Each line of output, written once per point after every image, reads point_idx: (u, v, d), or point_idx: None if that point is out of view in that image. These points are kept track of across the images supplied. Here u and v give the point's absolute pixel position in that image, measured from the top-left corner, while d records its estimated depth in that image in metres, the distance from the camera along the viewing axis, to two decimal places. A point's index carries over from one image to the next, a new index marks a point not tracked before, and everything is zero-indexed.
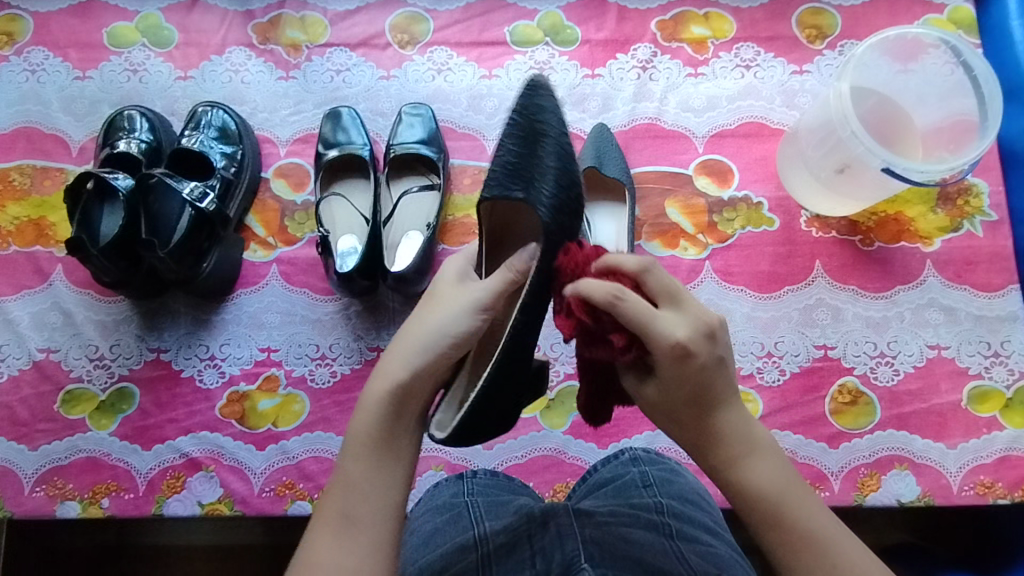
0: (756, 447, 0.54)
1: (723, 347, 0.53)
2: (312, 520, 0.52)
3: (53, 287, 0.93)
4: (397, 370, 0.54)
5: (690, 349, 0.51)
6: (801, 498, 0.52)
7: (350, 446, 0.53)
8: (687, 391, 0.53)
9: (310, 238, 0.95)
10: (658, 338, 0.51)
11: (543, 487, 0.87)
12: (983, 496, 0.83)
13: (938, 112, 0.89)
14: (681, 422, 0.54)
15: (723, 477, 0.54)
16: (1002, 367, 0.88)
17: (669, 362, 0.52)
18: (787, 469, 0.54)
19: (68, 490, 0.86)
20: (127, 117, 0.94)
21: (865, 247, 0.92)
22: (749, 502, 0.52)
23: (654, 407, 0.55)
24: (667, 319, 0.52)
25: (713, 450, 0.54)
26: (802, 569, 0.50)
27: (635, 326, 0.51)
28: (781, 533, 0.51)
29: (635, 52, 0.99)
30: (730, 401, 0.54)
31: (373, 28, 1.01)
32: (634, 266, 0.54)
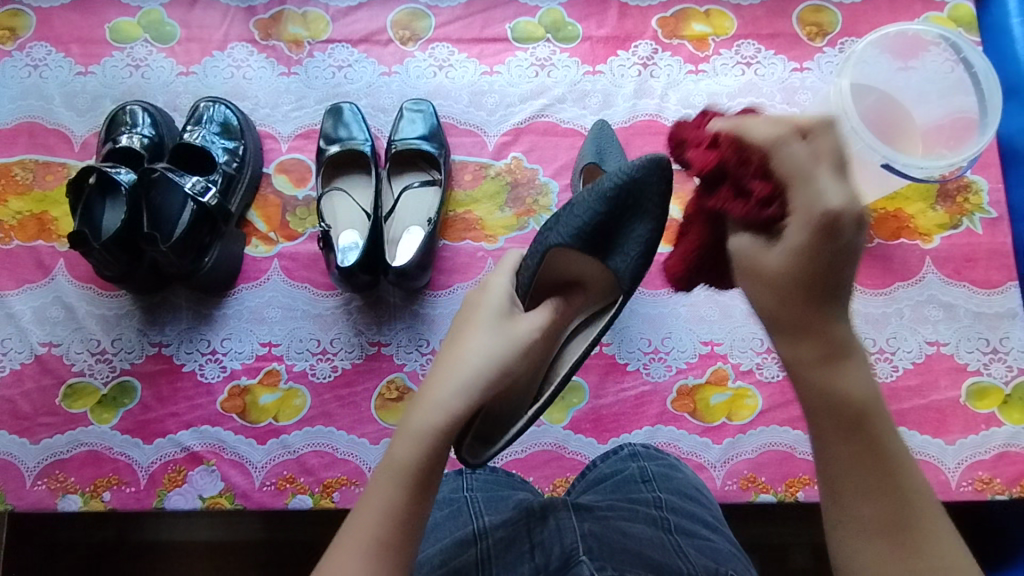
0: (851, 355, 0.53)
1: (862, 234, 0.50)
2: (341, 536, 0.50)
3: (55, 281, 0.93)
4: (441, 407, 0.55)
5: (839, 224, 0.49)
6: (883, 416, 0.52)
7: (387, 471, 0.52)
8: (815, 265, 0.51)
9: (311, 233, 0.95)
10: (809, 195, 0.50)
11: (543, 481, 0.87)
12: (981, 492, 0.83)
13: (938, 110, 0.89)
14: (791, 296, 0.53)
15: (813, 367, 0.53)
16: (1001, 363, 0.88)
17: (810, 228, 0.50)
18: (873, 382, 0.53)
19: (69, 483, 0.86)
20: (129, 112, 0.94)
21: (864, 244, 0.92)
22: (836, 400, 0.52)
23: (770, 275, 0.53)
24: (829, 183, 0.49)
25: (809, 338, 0.53)
26: (866, 477, 0.50)
27: (791, 175, 0.50)
28: (855, 437, 0.51)
29: (636, 49, 1.00)
30: (841, 299, 0.53)
31: (374, 24, 1.01)
32: (815, 118, 0.51)
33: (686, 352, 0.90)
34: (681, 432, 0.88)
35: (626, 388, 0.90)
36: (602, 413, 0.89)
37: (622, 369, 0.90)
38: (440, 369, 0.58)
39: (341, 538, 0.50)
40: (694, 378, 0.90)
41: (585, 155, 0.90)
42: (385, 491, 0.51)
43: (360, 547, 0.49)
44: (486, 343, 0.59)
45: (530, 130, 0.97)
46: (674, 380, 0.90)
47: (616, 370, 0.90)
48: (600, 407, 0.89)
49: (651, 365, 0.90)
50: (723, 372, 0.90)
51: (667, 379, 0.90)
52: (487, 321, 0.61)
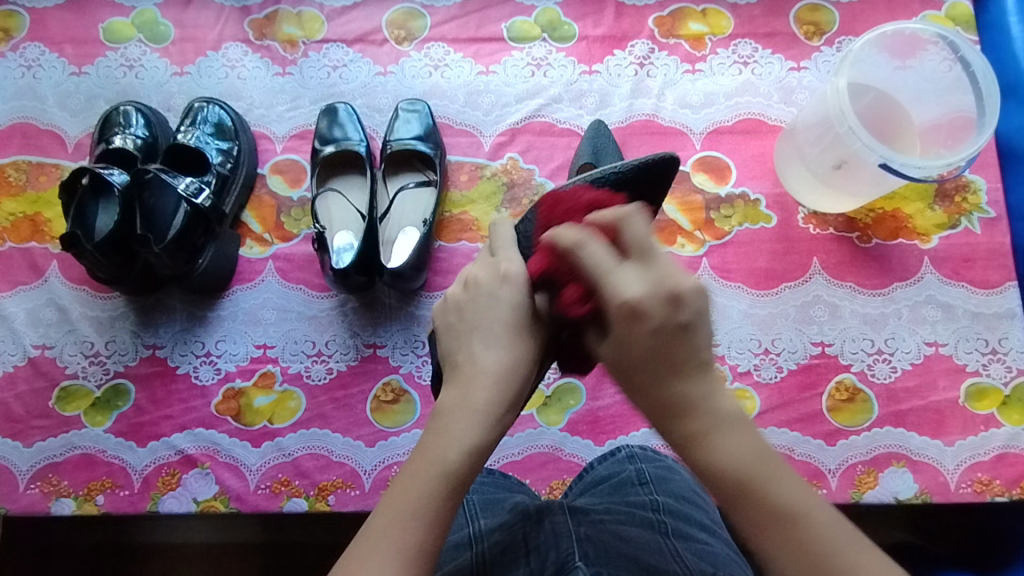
0: (721, 422, 0.50)
1: (687, 311, 0.51)
2: (367, 535, 0.48)
3: (48, 283, 0.93)
4: (489, 417, 0.53)
5: (642, 309, 0.50)
6: (775, 476, 0.48)
7: (436, 478, 0.49)
8: (642, 350, 0.51)
9: (306, 234, 0.94)
10: (612, 294, 0.51)
11: (540, 484, 0.87)
12: (980, 493, 0.83)
13: (936, 109, 0.89)
14: (643, 381, 0.51)
15: (690, 453, 0.50)
16: (1000, 364, 0.87)
17: (619, 319, 0.51)
18: (757, 445, 0.49)
19: (63, 486, 0.85)
20: (123, 112, 0.93)
21: (862, 244, 0.92)
22: (714, 481, 0.49)
23: (614, 366, 0.54)
24: (625, 276, 0.52)
25: (675, 421, 0.51)
26: (770, 550, 0.46)
27: (595, 276, 0.53)
28: (747, 510, 0.47)
29: (633, 48, 0.99)
30: (688, 368, 0.51)
31: (370, 23, 1.00)
32: (610, 215, 0.53)
33: None
34: None
35: (623, 389, 0.89)
36: (599, 414, 0.88)
37: None
38: (478, 374, 0.55)
39: (369, 541, 0.47)
40: None
41: (582, 154, 0.91)
42: (428, 501, 0.49)
43: (400, 554, 0.46)
44: (527, 351, 0.57)
45: (526, 130, 0.97)
46: None
47: None
48: (597, 409, 0.89)
49: None
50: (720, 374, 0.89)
51: None
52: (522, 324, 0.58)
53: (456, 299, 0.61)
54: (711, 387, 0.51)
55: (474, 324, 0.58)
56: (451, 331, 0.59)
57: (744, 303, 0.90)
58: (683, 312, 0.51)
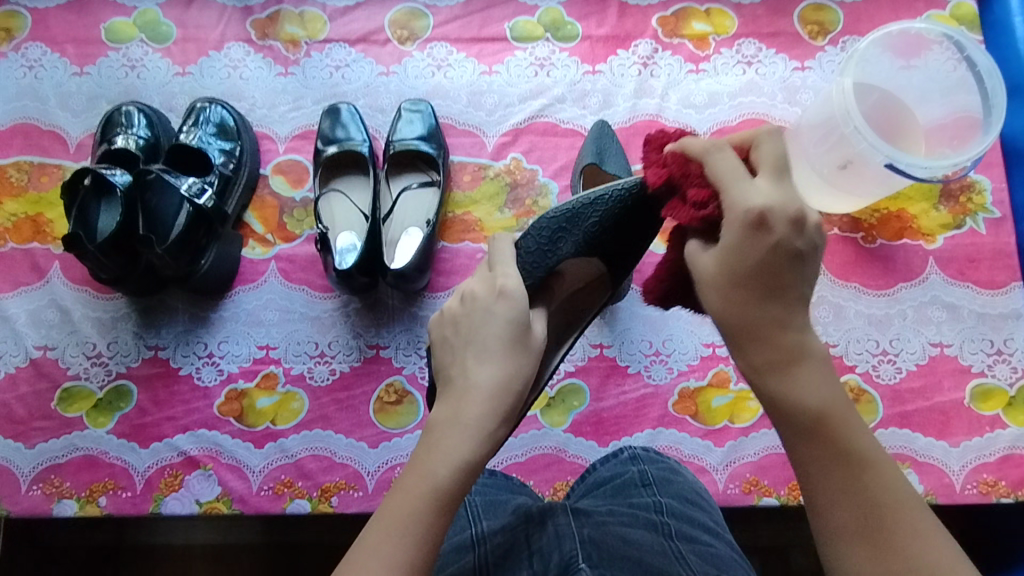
0: (808, 356, 0.49)
1: (806, 240, 0.49)
2: (360, 554, 0.47)
3: (50, 284, 0.92)
4: (483, 430, 0.52)
5: (769, 221, 0.48)
6: (848, 422, 0.48)
7: (427, 498, 0.49)
8: (754, 264, 0.48)
9: (309, 234, 0.94)
10: (738, 200, 0.49)
11: (543, 485, 0.86)
12: (986, 495, 0.82)
13: (942, 108, 0.88)
14: (738, 297, 0.49)
15: (770, 379, 0.49)
16: (1005, 365, 0.87)
17: (739, 227, 0.49)
18: (837, 387, 0.49)
19: (65, 488, 0.85)
20: (125, 113, 0.93)
21: (867, 244, 0.92)
22: (790, 410, 0.48)
23: (709, 277, 0.51)
24: (757, 187, 0.49)
25: (764, 348, 0.49)
26: (833, 491, 0.47)
27: (719, 183, 0.50)
28: (819, 447, 0.47)
29: (636, 48, 0.99)
30: (794, 300, 0.49)
31: (372, 23, 1.00)
32: (753, 132, 0.53)
33: (687, 354, 0.90)
34: (683, 435, 0.87)
35: (627, 390, 0.89)
36: (602, 415, 0.88)
37: (623, 371, 0.89)
38: (469, 391, 0.54)
39: (361, 558, 0.47)
40: (696, 380, 0.89)
41: (585, 155, 0.90)
42: (420, 518, 0.48)
43: (390, 573, 0.46)
44: (521, 364, 0.56)
45: (530, 130, 0.96)
46: (675, 382, 0.89)
47: (617, 372, 0.89)
48: (601, 410, 0.88)
49: (653, 367, 0.89)
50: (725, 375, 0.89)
51: (668, 381, 0.89)
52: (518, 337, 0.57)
53: (453, 313, 0.61)
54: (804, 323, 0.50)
55: (470, 339, 0.57)
56: (447, 344, 0.59)
57: None
58: (806, 238, 0.49)
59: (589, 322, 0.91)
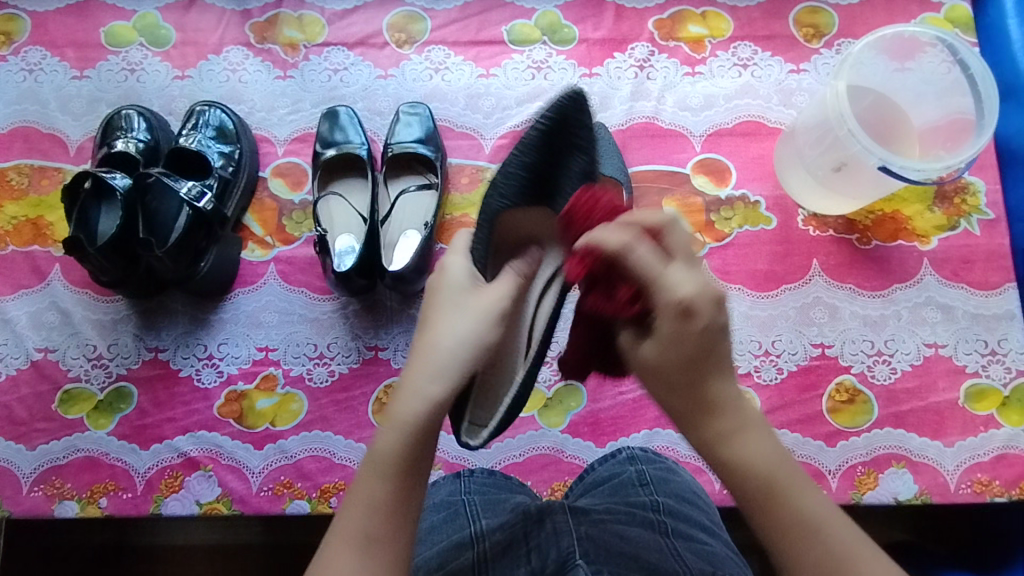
0: (749, 424, 0.52)
1: (726, 315, 0.52)
2: (330, 536, 0.51)
3: (51, 286, 0.93)
4: (426, 389, 0.55)
5: (692, 309, 0.51)
6: (799, 488, 0.50)
7: (372, 465, 0.52)
8: (686, 349, 0.51)
9: (308, 237, 0.95)
10: (665, 292, 0.52)
11: (541, 486, 0.87)
12: (980, 494, 0.83)
13: (936, 111, 0.90)
14: (674, 385, 0.52)
15: (713, 451, 0.52)
16: (999, 365, 0.88)
17: (671, 316, 0.52)
18: (781, 452, 0.51)
19: (66, 489, 0.86)
20: (125, 116, 0.94)
21: (862, 245, 0.92)
22: (742, 484, 0.50)
23: (647, 368, 0.54)
24: (675, 274, 0.52)
25: (705, 422, 0.52)
26: (789, 562, 0.48)
27: (645, 278, 0.53)
28: (772, 519, 0.49)
29: (632, 51, 0.99)
30: (726, 370, 0.52)
31: (370, 27, 1.01)
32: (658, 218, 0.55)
33: None
34: (679, 436, 0.88)
35: (624, 391, 0.89)
36: (599, 416, 0.89)
37: None
38: (423, 352, 0.57)
39: (334, 535, 0.51)
40: None
41: None
42: (371, 488, 0.51)
43: (354, 542, 0.49)
44: (469, 325, 0.58)
45: None
46: None
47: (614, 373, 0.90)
48: (598, 411, 0.89)
49: None
50: None
51: None
52: (471, 301, 0.60)
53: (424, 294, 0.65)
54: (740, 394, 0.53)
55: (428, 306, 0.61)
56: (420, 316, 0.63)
57: (745, 305, 0.90)
58: (726, 314, 0.52)
59: None
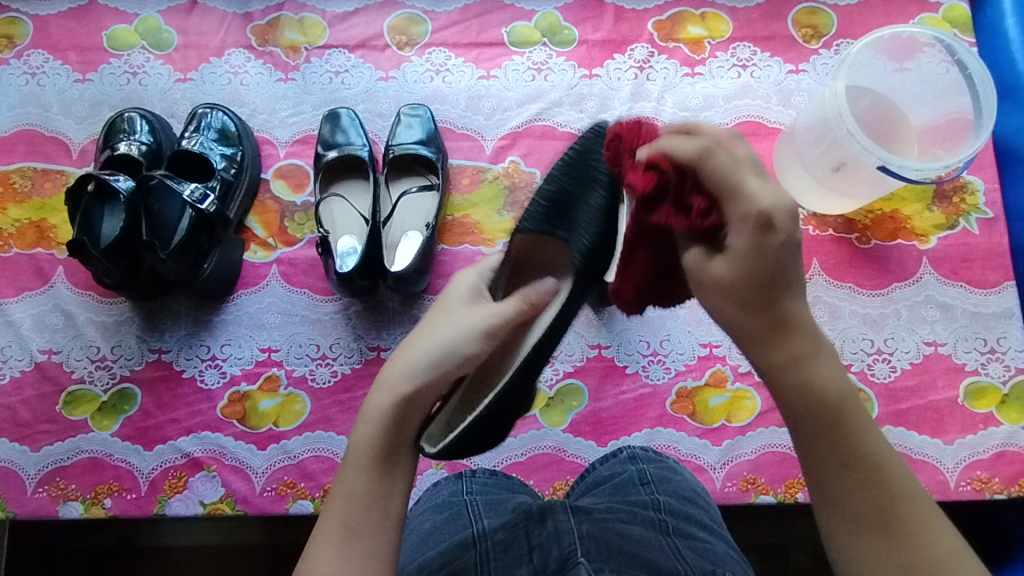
0: (818, 346, 0.53)
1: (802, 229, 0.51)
2: (315, 530, 0.55)
3: (54, 289, 0.93)
4: (400, 385, 0.57)
5: (776, 222, 0.49)
6: (859, 413, 0.52)
7: (351, 459, 0.56)
8: (764, 264, 0.50)
9: (310, 238, 0.95)
10: (743, 201, 0.50)
11: (543, 485, 0.87)
12: (979, 491, 0.84)
13: (933, 111, 0.90)
14: (750, 301, 0.51)
15: (789, 374, 0.52)
16: (999, 363, 0.88)
17: (750, 230, 0.50)
18: (845, 377, 0.53)
19: (70, 490, 0.86)
20: (127, 119, 0.94)
21: (861, 245, 0.93)
22: (812, 399, 0.52)
23: (717, 284, 0.52)
24: (755, 186, 0.50)
25: (780, 348, 0.52)
26: (850, 486, 0.51)
27: (724, 188, 0.50)
28: (841, 445, 0.52)
29: (632, 52, 1.00)
30: (799, 288, 0.52)
31: (371, 29, 1.01)
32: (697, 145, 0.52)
33: (685, 354, 0.91)
34: (680, 434, 0.88)
35: (625, 391, 0.90)
36: (601, 415, 0.89)
37: (621, 371, 0.90)
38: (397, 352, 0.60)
39: (321, 526, 0.55)
40: (693, 379, 0.90)
41: None
42: (352, 479, 0.55)
43: (339, 530, 0.53)
44: (454, 326, 0.58)
45: (528, 134, 0.97)
46: (673, 382, 0.90)
47: (615, 372, 0.91)
48: (599, 410, 0.89)
49: (650, 368, 0.90)
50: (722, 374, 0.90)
51: (666, 381, 0.90)
52: (467, 307, 0.60)
53: None
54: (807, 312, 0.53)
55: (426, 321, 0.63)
56: None
57: None
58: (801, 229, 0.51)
59: (587, 323, 0.92)
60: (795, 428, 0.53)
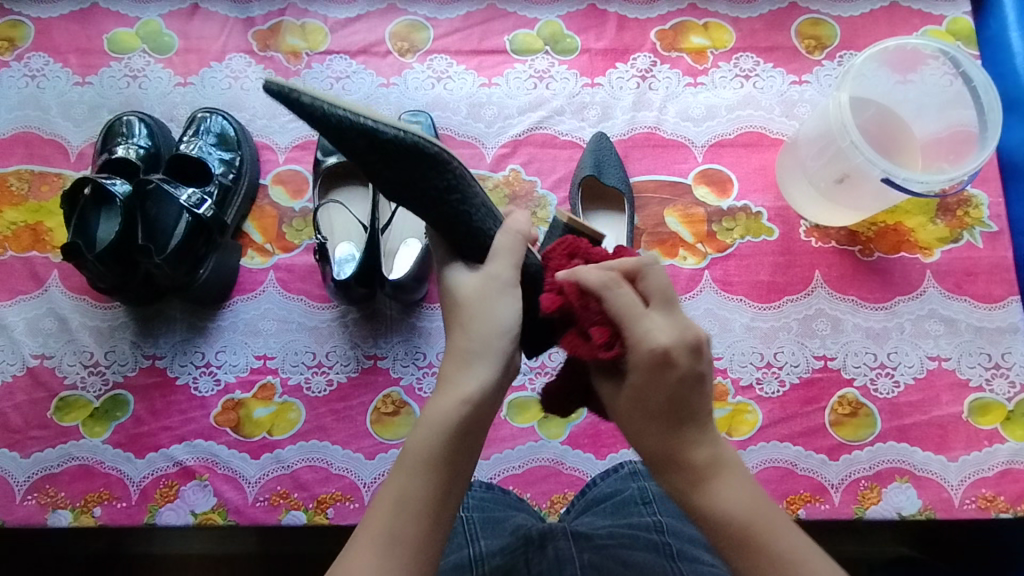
0: (721, 467, 0.54)
1: (705, 363, 0.54)
2: (356, 530, 0.52)
3: (49, 292, 0.92)
4: (474, 390, 0.55)
5: (671, 359, 0.53)
6: (772, 528, 0.52)
7: (404, 460, 0.53)
8: (661, 396, 0.53)
9: (308, 245, 0.95)
10: (637, 336, 0.53)
11: (541, 498, 0.86)
12: (984, 510, 0.82)
13: (937, 123, 0.90)
14: (652, 426, 0.54)
15: (688, 499, 0.54)
16: (1004, 379, 0.87)
17: (647, 366, 0.53)
18: (755, 494, 0.53)
19: (60, 498, 0.85)
20: (126, 123, 0.93)
21: (864, 257, 0.92)
22: (715, 527, 0.52)
23: (624, 412, 0.56)
24: (654, 321, 0.54)
25: (675, 474, 0.54)
26: None
27: (619, 318, 0.54)
28: (751, 561, 0.51)
29: (635, 61, 0.99)
30: (700, 421, 0.54)
31: (373, 35, 1.01)
32: (593, 280, 0.55)
33: None
34: None
35: None
36: (600, 427, 0.88)
37: None
38: (454, 355, 0.57)
39: (362, 536, 0.51)
40: None
41: (584, 166, 0.92)
42: (406, 481, 0.52)
43: (382, 540, 0.50)
44: (506, 308, 0.58)
45: (528, 142, 0.97)
46: None
47: None
48: (599, 422, 0.88)
49: None
50: (723, 388, 0.87)
51: None
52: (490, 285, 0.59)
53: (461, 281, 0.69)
54: (714, 442, 0.55)
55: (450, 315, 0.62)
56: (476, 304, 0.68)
57: (747, 316, 0.90)
58: (702, 362, 0.54)
59: None
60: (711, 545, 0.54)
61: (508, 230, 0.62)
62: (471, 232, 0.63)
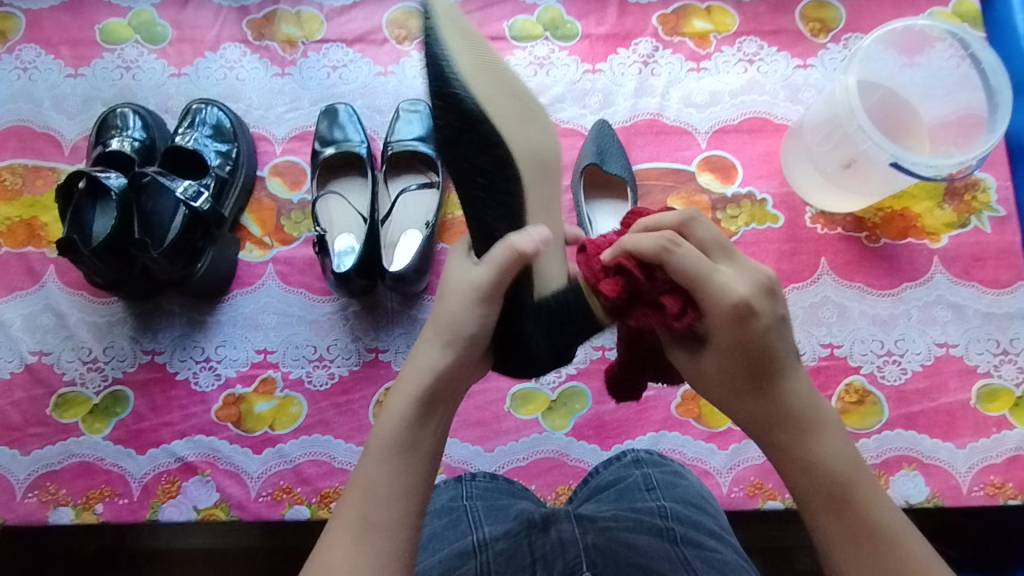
0: (817, 424, 0.54)
1: (781, 305, 0.55)
2: (327, 526, 0.52)
3: (45, 288, 0.91)
4: (422, 377, 0.56)
5: (752, 309, 0.53)
6: (870, 489, 0.52)
7: (369, 452, 0.54)
8: (748, 351, 0.54)
9: (306, 237, 0.93)
10: (716, 290, 0.53)
11: (545, 490, 0.85)
12: (993, 497, 0.81)
13: (944, 106, 0.88)
14: (747, 382, 0.55)
15: (787, 451, 0.54)
16: (1011, 365, 0.86)
17: (728, 320, 0.53)
18: (853, 452, 0.54)
19: (61, 495, 0.84)
20: (120, 115, 0.92)
21: (870, 244, 0.91)
22: (815, 476, 0.53)
23: (709, 374, 0.57)
24: (726, 275, 0.54)
25: (778, 430, 0.55)
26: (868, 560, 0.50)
27: (692, 276, 0.53)
28: (846, 519, 0.51)
29: (636, 46, 0.98)
30: (792, 368, 0.55)
31: (369, 23, 0.99)
32: (651, 249, 0.55)
33: None
34: (686, 437, 0.86)
35: None
36: (604, 419, 0.87)
37: None
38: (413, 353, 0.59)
39: (333, 530, 0.51)
40: None
41: (584, 155, 0.91)
42: (373, 468, 0.53)
43: (355, 525, 0.50)
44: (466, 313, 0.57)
45: None
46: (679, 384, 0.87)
47: None
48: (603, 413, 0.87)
49: None
50: None
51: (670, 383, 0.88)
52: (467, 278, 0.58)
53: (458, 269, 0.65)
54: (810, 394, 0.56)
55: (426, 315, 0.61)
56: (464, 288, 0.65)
57: None
58: (779, 307, 0.55)
59: None
60: (802, 502, 0.54)
61: (509, 246, 0.56)
62: (493, 217, 0.60)
